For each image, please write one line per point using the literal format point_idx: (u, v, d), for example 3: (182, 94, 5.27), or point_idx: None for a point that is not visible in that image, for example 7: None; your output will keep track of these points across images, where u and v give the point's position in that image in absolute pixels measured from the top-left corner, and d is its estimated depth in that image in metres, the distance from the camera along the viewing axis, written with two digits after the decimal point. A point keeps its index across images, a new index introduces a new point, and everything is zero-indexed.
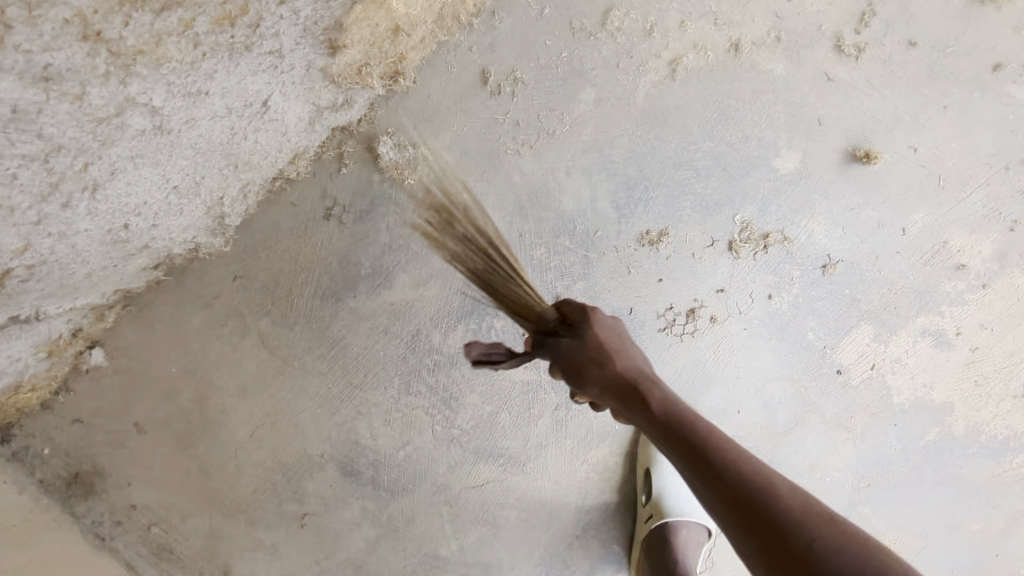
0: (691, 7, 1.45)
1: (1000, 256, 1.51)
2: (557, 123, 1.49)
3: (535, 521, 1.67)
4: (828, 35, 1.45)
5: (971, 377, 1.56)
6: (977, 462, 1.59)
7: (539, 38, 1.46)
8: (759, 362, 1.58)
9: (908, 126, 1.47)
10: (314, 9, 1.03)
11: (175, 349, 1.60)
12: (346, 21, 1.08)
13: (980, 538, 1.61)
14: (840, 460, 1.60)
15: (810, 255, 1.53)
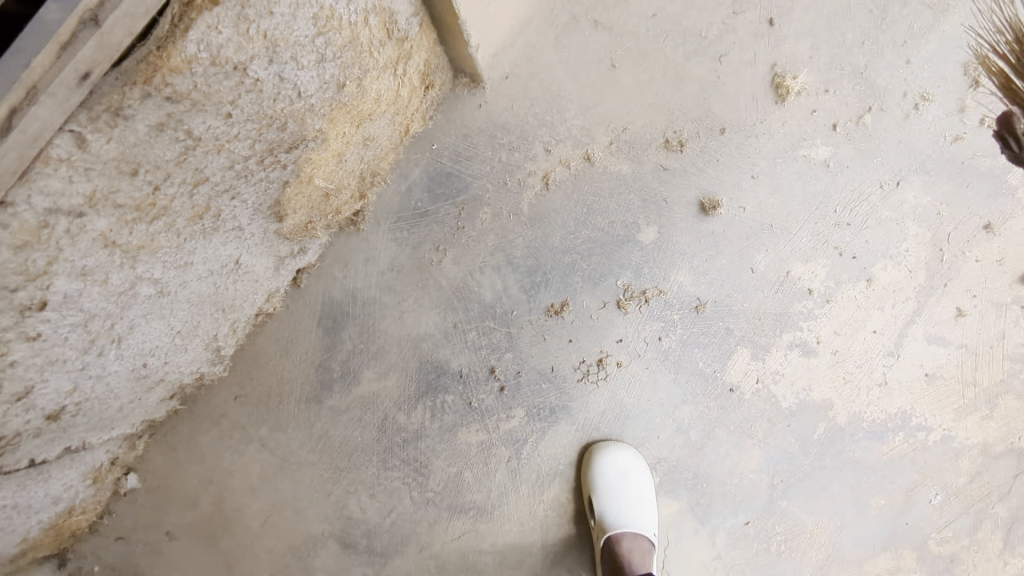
0: (551, 135, 1.91)
1: (834, 276, 1.87)
2: (466, 235, 1.94)
3: (509, 563, 1.95)
4: (658, 136, 1.90)
5: (840, 375, 1.87)
6: (866, 446, 1.87)
7: (441, 177, 1.93)
8: (664, 394, 1.91)
9: (734, 190, 1.89)
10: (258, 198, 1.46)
11: (195, 462, 1.99)
12: (283, 198, 1.54)
13: (888, 512, 1.87)
14: (752, 463, 1.89)
15: (684, 299, 1.91)
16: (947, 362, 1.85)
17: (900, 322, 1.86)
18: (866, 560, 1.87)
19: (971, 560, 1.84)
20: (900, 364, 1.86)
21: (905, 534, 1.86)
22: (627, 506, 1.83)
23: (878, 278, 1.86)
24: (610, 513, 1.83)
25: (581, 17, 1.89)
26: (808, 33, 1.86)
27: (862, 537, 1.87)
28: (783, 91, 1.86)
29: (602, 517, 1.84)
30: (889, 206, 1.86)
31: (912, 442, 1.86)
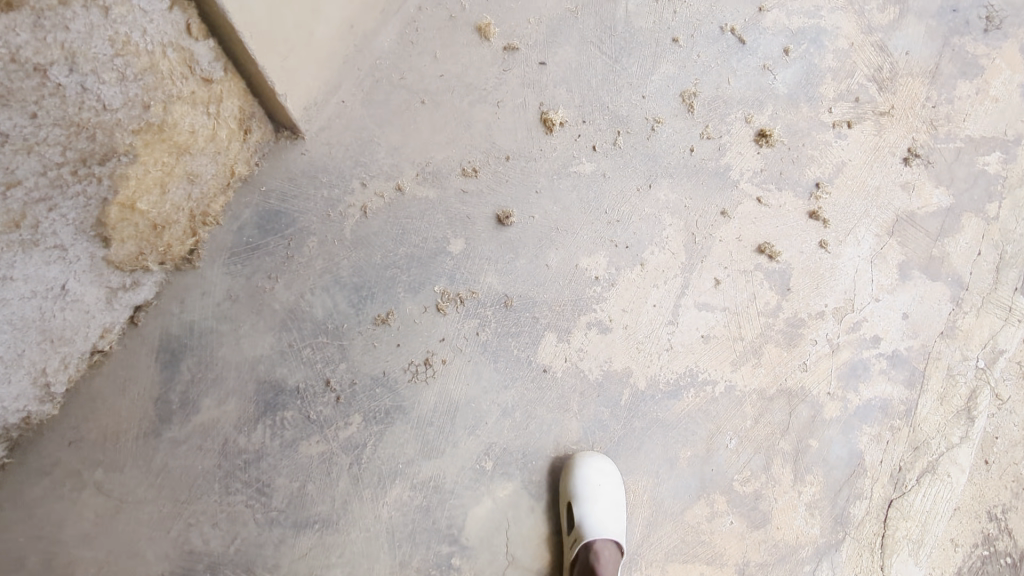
0: (366, 172, 2.27)
1: (613, 264, 2.23)
2: (296, 265, 2.18)
3: (357, 572, 1.96)
4: (455, 167, 2.29)
5: (633, 344, 2.16)
6: (666, 403, 2.12)
7: (270, 217, 2.21)
8: (486, 381, 2.11)
9: (523, 203, 2.27)
10: (81, 216, 1.68)
11: (23, 519, 1.95)
12: (108, 221, 1.76)
13: (695, 463, 2.07)
14: (571, 435, 2.08)
15: (493, 297, 2.18)
16: (716, 322, 2.19)
17: (674, 294, 2.21)
18: (683, 510, 2.03)
19: (771, 493, 2.05)
20: (680, 329, 2.18)
21: (715, 480, 2.06)
22: (602, 512, 1.96)
23: (649, 262, 2.24)
24: (588, 518, 1.94)
25: (382, 81, 2.32)
26: (563, 81, 2.36)
27: (679, 489, 2.05)
28: (549, 124, 2.32)
29: (581, 522, 1.94)
30: (647, 204, 2.29)
31: (702, 395, 2.12)
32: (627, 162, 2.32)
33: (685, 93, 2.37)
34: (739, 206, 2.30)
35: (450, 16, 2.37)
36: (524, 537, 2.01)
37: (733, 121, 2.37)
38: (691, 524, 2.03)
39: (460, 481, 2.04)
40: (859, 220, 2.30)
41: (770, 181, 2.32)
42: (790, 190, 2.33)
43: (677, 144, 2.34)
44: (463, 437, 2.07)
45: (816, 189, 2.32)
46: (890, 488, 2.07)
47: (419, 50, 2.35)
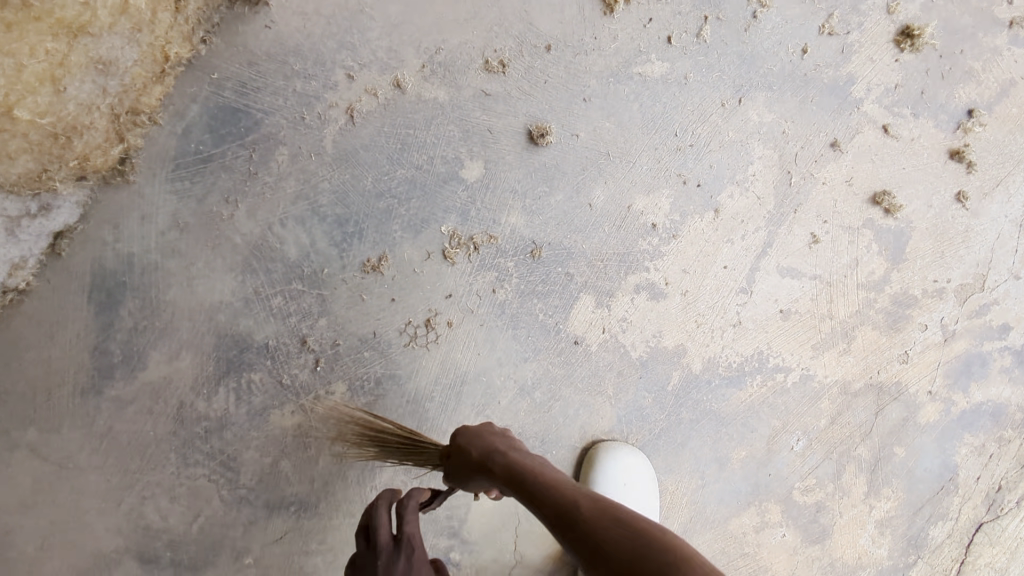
0: (353, 58, 1.66)
1: (678, 208, 1.70)
2: (261, 186, 1.66)
3: (341, 561, 1.70)
4: (475, 59, 1.68)
5: (691, 317, 1.70)
6: (722, 393, 1.71)
7: (225, 117, 1.65)
8: (501, 351, 1.69)
9: (563, 116, 1.69)
10: None
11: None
12: None
13: (750, 465, 1.70)
14: (602, 424, 1.69)
15: (517, 245, 1.69)
16: (802, 292, 1.70)
17: (752, 254, 1.70)
18: (728, 518, 1.70)
19: (837, 507, 1.70)
20: (753, 301, 1.70)
21: (772, 487, 1.70)
22: None
23: (725, 208, 1.70)
24: None
25: None
26: None
27: (726, 494, 1.70)
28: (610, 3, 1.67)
29: None
30: (732, 127, 1.69)
31: (768, 386, 1.71)
32: (712, 64, 1.69)
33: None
34: (858, 137, 1.69)
35: None
36: (536, 535, 1.71)
37: (869, 9, 1.68)
38: (736, 535, 1.70)
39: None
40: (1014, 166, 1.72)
41: (906, 103, 1.69)
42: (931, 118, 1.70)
43: (785, 39, 1.68)
44: (470, 417, 1.69)
45: (967, 119, 1.69)
46: (982, 509, 1.71)
47: None
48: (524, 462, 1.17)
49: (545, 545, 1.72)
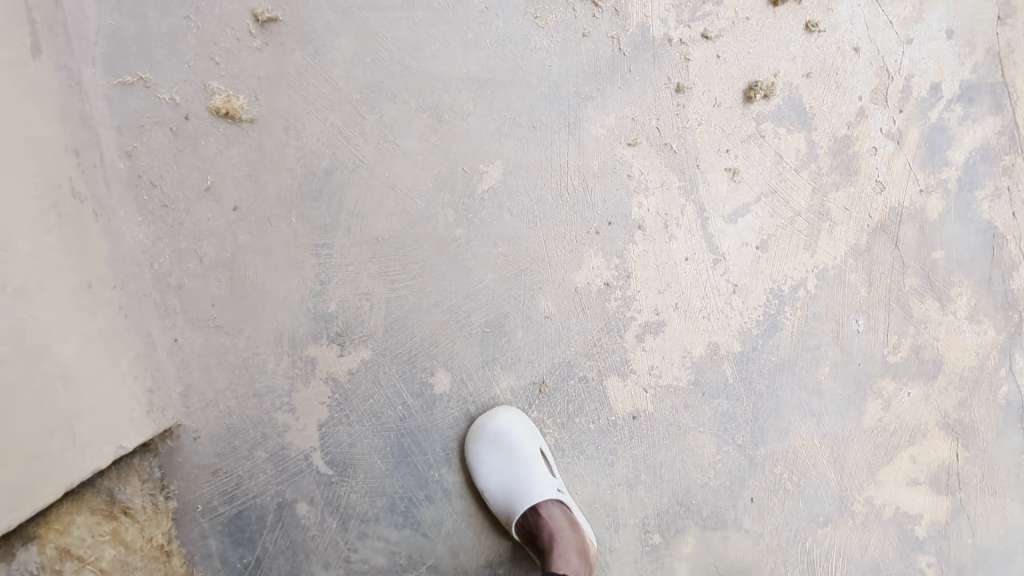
0: (277, 393, 1.68)
1: (611, 253, 1.74)
2: (314, 539, 1.71)
3: None
4: (363, 302, 1.69)
5: (700, 317, 1.78)
6: (775, 344, 1.81)
7: (237, 523, 1.67)
8: (589, 471, 1.80)
9: (464, 277, 1.70)
10: None
11: None
12: None
13: (838, 371, 1.83)
14: (708, 449, 1.83)
15: (525, 394, 1.75)
16: (765, 212, 1.77)
17: (698, 230, 1.75)
18: (859, 422, 1.86)
19: (925, 344, 1.85)
20: (731, 262, 1.77)
21: (867, 370, 1.84)
22: None
23: (645, 217, 1.74)
24: None
25: (192, 276, 1.61)
26: (372, 92, 1.63)
27: (840, 407, 1.85)
28: None
29: None
30: (588, 155, 1.71)
31: (801, 302, 1.80)
32: (535, 116, 1.68)
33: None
34: (686, 61, 1.70)
35: (175, 132, 1.58)
36: (741, 564, 1.87)
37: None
38: (874, 421, 1.87)
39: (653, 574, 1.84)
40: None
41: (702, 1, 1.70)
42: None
43: (567, 34, 1.66)
44: (615, 536, 1.82)
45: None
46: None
47: (190, 203, 1.60)
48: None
49: (754, 566, 1.87)
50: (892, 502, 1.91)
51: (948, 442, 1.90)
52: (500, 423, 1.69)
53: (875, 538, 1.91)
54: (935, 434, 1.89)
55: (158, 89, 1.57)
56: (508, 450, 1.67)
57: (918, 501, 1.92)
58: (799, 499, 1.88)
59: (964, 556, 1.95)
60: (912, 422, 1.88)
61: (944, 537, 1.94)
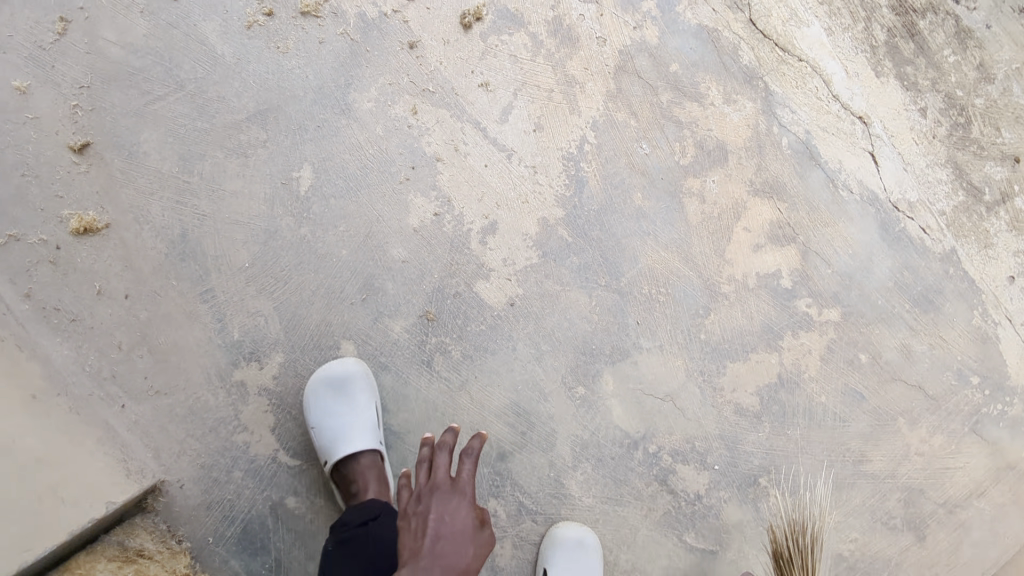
0: (228, 420, 2.02)
1: (427, 189, 2.11)
2: (311, 520, 2.02)
3: (617, 530, 2.17)
4: (260, 317, 2.06)
5: (520, 203, 2.13)
6: (589, 194, 2.16)
7: (244, 535, 1.99)
8: (498, 363, 2.13)
9: (325, 261, 2.07)
10: None
11: None
12: None
13: (648, 191, 2.19)
14: (581, 300, 2.15)
15: (418, 328, 2.10)
16: (527, 101, 2.14)
17: (483, 138, 2.13)
18: (687, 222, 2.20)
19: (704, 138, 2.21)
20: (520, 151, 2.14)
21: (669, 180, 2.20)
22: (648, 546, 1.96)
23: (439, 149, 2.11)
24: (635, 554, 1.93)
25: (118, 363, 1.99)
26: (186, 162, 2.02)
27: (666, 217, 2.19)
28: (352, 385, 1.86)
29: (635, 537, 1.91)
30: (371, 127, 2.08)
31: (591, 154, 2.17)
32: (317, 118, 2.06)
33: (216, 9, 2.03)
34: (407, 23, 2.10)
35: (54, 263, 1.98)
36: (657, 378, 2.19)
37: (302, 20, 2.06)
38: (699, 216, 2.21)
39: (593, 421, 2.17)
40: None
41: None
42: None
43: (309, 47, 2.06)
44: (547, 403, 2.15)
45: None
46: (740, 15, 2.24)
47: (91, 309, 1.99)
48: (444, 468, 1.51)
49: (667, 374, 2.20)
50: (750, 271, 2.23)
51: (767, 203, 2.24)
52: (334, 372, 2.00)
53: (752, 305, 2.23)
54: (753, 202, 2.23)
55: (30, 236, 1.97)
56: (342, 391, 1.99)
57: (771, 260, 2.24)
58: (676, 305, 2.19)
59: (830, 284, 2.27)
60: (729, 203, 2.22)
61: (807, 277, 2.26)
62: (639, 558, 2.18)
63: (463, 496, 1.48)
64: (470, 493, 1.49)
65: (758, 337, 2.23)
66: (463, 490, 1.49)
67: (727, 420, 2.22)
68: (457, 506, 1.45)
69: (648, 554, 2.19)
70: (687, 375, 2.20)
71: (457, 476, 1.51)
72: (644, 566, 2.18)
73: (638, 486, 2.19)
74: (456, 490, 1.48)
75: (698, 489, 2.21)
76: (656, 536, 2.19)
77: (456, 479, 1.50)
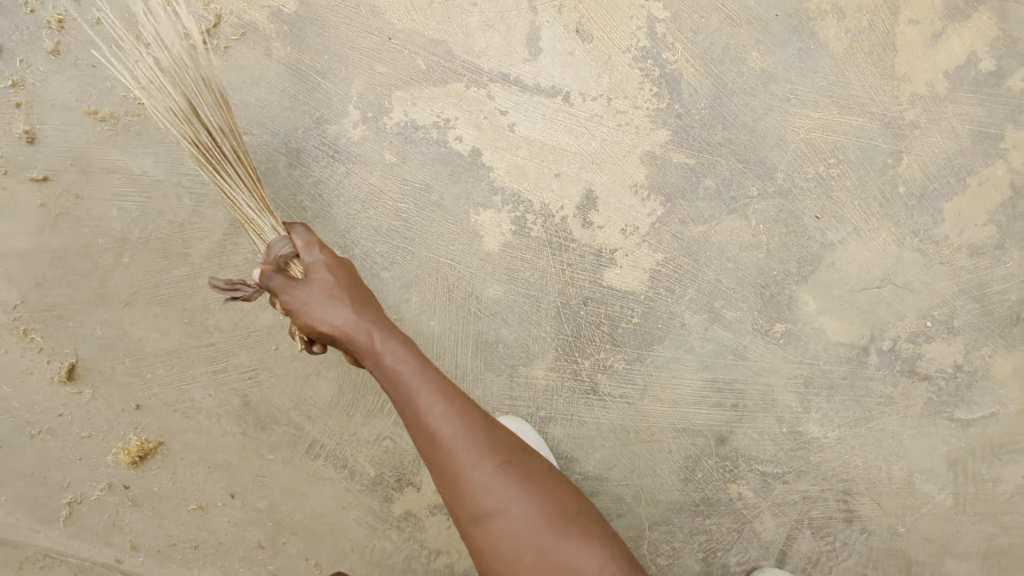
0: (414, 559, 1.62)
1: (487, 198, 1.52)
2: None
3: (878, 445, 1.80)
4: (381, 442, 1.59)
5: (608, 151, 1.52)
6: (691, 93, 1.51)
7: None
8: (671, 348, 1.66)
9: (415, 345, 1.55)
10: None
11: None
12: None
13: (767, 43, 1.51)
14: (736, 227, 1.60)
15: (563, 359, 1.62)
16: (552, 7, 1.45)
17: (521, 96, 1.47)
18: (833, 56, 1.53)
19: None
20: (578, 84, 1.48)
21: (790, 14, 1.51)
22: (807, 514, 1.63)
23: (475, 140, 1.48)
24: None
25: (269, 562, 1.59)
26: (190, 323, 1.50)
27: (804, 65, 1.53)
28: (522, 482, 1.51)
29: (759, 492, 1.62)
30: (378, 159, 1.46)
31: (670, 35, 1.48)
32: (305, 186, 1.46)
33: (93, 110, 1.37)
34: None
35: (134, 503, 1.56)
36: (864, 267, 1.67)
37: (209, 67, 1.39)
38: (845, 38, 1.53)
39: (806, 351, 1.71)
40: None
41: None
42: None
43: (238, 97, 1.41)
44: (748, 361, 1.69)
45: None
46: None
47: (206, 527, 1.58)
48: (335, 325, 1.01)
49: (874, 257, 1.67)
50: (937, 75, 1.57)
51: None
52: None
53: (952, 118, 1.61)
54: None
55: (87, 492, 1.54)
56: None
57: (960, 45, 1.56)
58: (857, 169, 1.60)
59: None
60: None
61: (1015, 43, 1.57)
62: (913, 459, 1.83)
63: (510, 502, 0.91)
64: (523, 489, 0.92)
65: (971, 154, 1.63)
66: (489, 483, 0.91)
67: (962, 270, 1.72)
68: (505, 525, 0.90)
69: (921, 450, 1.83)
70: (899, 244, 1.67)
71: (313, 277, 1.06)
72: (922, 464, 1.83)
73: (885, 390, 1.77)
74: (406, 391, 0.95)
75: (954, 359, 1.78)
76: (923, 430, 1.81)
77: (528, 465, 0.96)
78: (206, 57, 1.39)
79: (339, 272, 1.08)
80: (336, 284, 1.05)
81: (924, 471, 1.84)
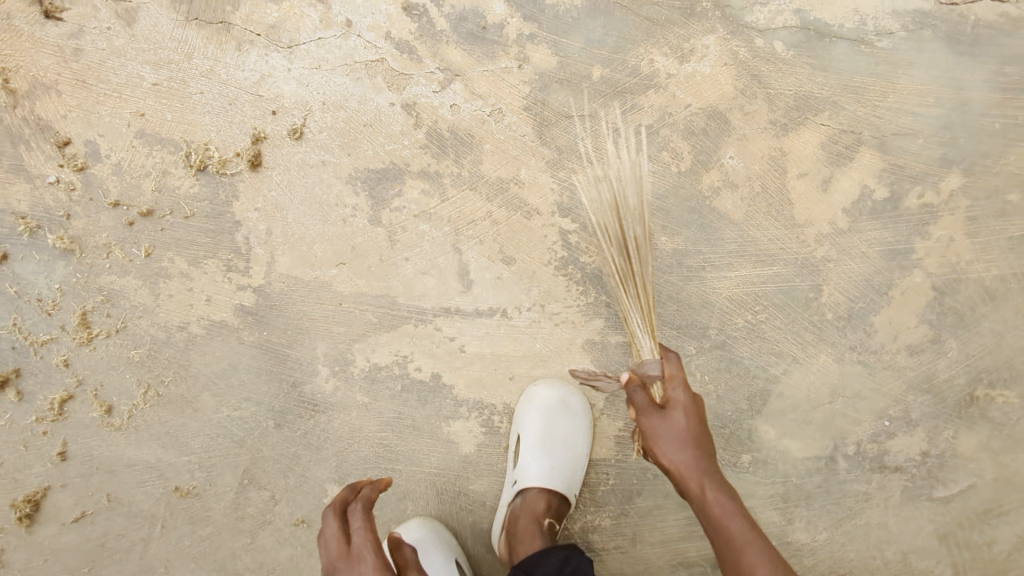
0: None
1: (453, 411, 1.68)
2: None
3: (872, 539, 1.87)
4: None
5: (553, 347, 1.67)
6: (614, 284, 1.67)
7: None
8: (651, 497, 1.79)
9: None
10: None
11: None
12: None
13: (671, 226, 1.67)
14: (684, 383, 1.75)
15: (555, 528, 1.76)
16: (475, 245, 1.63)
17: (463, 322, 1.65)
18: (734, 222, 1.68)
19: (681, 123, 1.65)
20: (510, 301, 1.65)
21: (688, 196, 1.66)
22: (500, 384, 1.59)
23: (430, 366, 1.66)
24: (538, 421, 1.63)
25: None
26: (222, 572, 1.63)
27: (711, 236, 1.68)
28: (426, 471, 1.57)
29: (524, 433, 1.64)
30: (351, 402, 1.65)
31: (584, 241, 1.65)
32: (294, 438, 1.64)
33: (107, 422, 1.60)
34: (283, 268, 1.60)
35: None
36: (811, 389, 1.80)
37: (194, 364, 1.61)
38: (742, 205, 1.68)
39: (778, 471, 1.83)
40: (231, 91, 1.59)
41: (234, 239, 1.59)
42: (230, 203, 1.59)
43: (222, 383, 1.61)
44: None
45: (209, 167, 1.58)
46: None
47: None
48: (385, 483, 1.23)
49: (819, 377, 1.79)
50: (836, 213, 1.70)
51: (804, 130, 1.67)
52: None
53: (859, 245, 1.72)
54: (790, 141, 1.67)
55: None
56: None
57: (851, 183, 1.69)
58: (783, 309, 1.74)
59: (932, 154, 1.70)
60: (764, 164, 1.67)
61: (903, 169, 1.69)
62: (912, 546, 1.88)
63: (746, 546, 1.18)
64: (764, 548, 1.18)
65: (887, 270, 1.75)
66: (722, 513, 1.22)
67: (907, 369, 1.81)
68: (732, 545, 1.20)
69: (917, 535, 1.87)
70: (839, 361, 1.79)
71: (670, 413, 1.32)
72: (922, 549, 1.88)
73: (864, 488, 1.86)
74: (679, 479, 1.29)
75: (922, 447, 1.85)
76: (913, 517, 1.87)
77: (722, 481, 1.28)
78: (191, 358, 1.60)
79: (690, 417, 1.33)
80: (687, 429, 1.31)
81: (926, 555, 1.88)
